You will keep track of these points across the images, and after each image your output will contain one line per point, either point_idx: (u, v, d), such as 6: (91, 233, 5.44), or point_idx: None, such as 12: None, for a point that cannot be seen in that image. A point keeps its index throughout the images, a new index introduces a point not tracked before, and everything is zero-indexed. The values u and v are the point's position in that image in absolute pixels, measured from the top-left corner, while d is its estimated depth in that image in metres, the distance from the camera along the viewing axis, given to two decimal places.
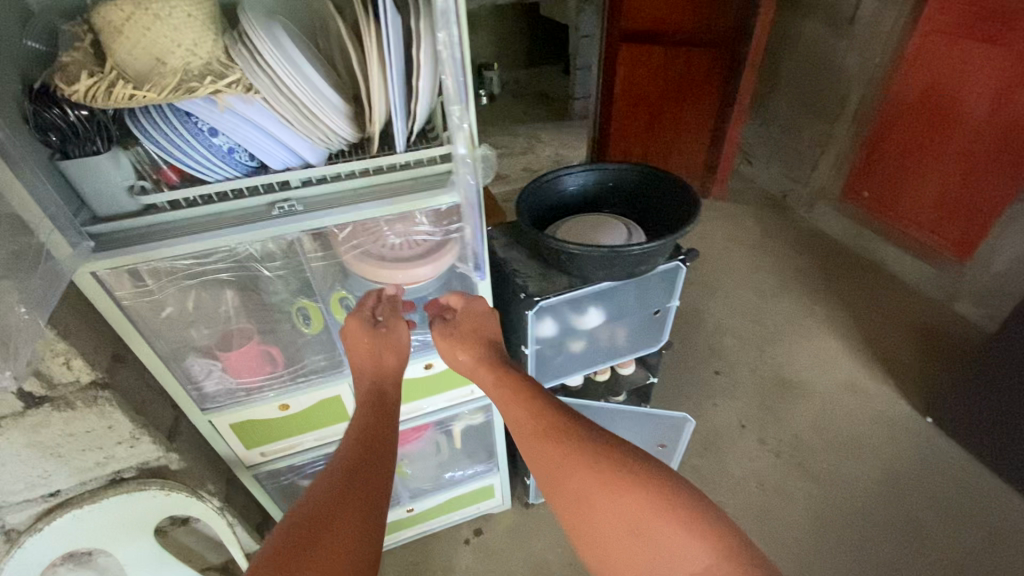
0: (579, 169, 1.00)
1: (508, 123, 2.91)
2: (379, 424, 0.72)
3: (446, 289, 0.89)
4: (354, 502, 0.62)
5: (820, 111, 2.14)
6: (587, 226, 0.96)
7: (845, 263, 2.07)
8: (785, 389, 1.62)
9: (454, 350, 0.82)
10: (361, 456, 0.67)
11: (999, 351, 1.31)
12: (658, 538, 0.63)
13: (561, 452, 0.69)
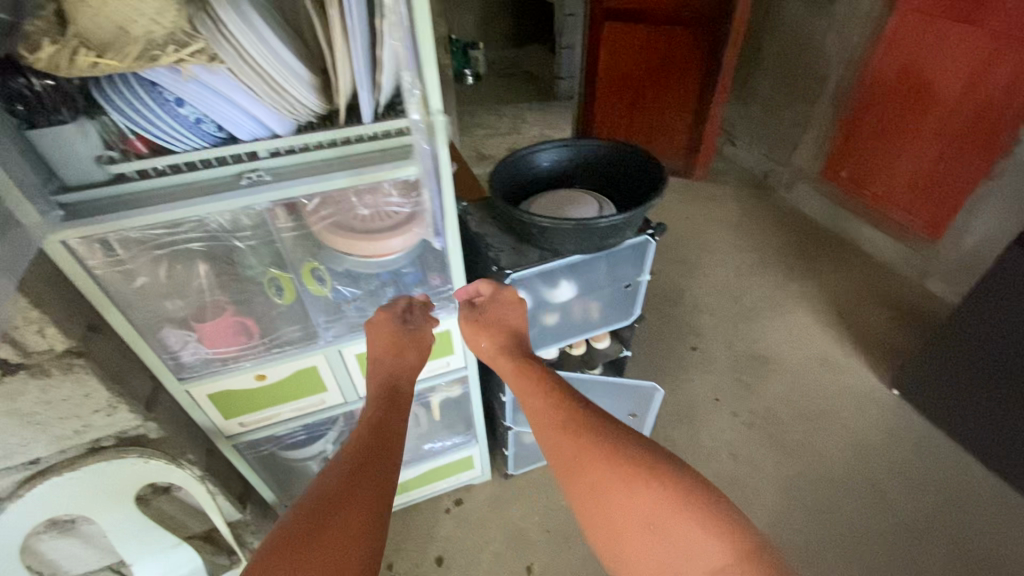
0: (552, 145, 1.01)
1: (492, 103, 2.90)
2: (389, 415, 0.76)
3: (420, 264, 0.88)
4: (365, 483, 0.66)
5: (800, 91, 2.16)
6: (558, 200, 0.98)
7: (822, 242, 2.11)
8: (759, 364, 1.67)
9: (475, 335, 0.85)
10: (372, 443, 0.72)
11: (961, 324, 1.36)
12: (675, 535, 0.66)
13: (578, 446, 0.72)
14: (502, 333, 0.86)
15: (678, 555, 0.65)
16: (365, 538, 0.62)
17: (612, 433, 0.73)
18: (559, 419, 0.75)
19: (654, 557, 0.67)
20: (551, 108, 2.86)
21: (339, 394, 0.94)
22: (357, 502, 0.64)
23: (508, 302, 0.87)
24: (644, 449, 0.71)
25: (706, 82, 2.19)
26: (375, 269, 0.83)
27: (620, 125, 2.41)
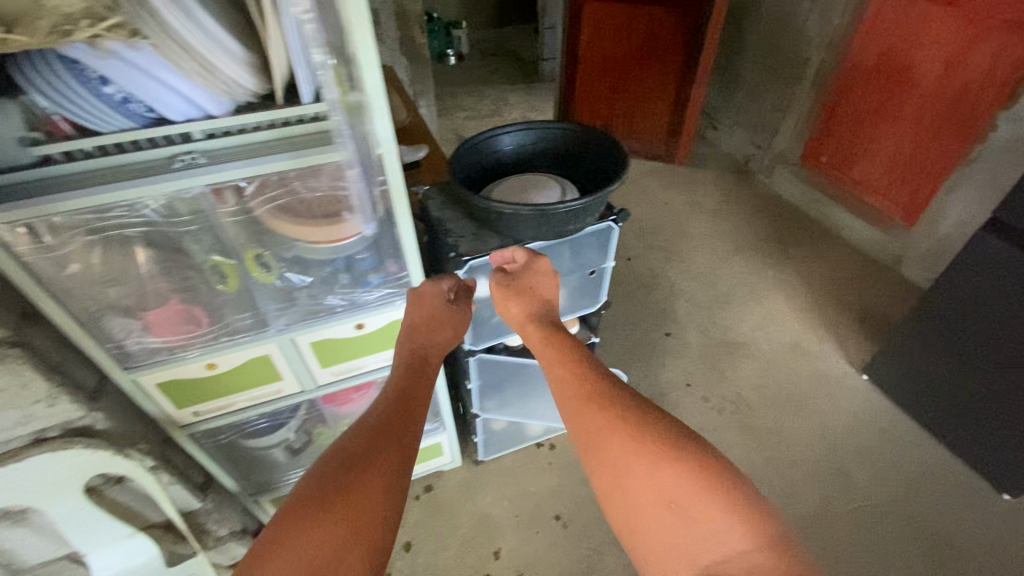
0: (514, 128, 1.00)
1: (473, 85, 2.84)
2: (413, 386, 0.78)
3: (375, 250, 0.84)
4: (387, 447, 0.69)
5: (782, 74, 2.13)
6: (520, 185, 0.97)
7: (799, 228, 2.11)
8: (732, 350, 1.67)
9: (506, 300, 0.88)
10: (393, 412, 0.73)
11: (931, 310, 1.37)
12: (694, 517, 0.64)
13: (601, 419, 0.71)
14: (533, 302, 0.88)
15: (698, 534, 0.63)
16: (385, 498, 0.65)
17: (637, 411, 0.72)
18: (585, 392, 0.75)
19: (672, 538, 0.65)
20: (533, 90, 2.81)
21: (296, 381, 0.92)
22: (377, 462, 0.67)
23: (539, 271, 0.89)
24: (670, 426, 0.69)
25: (688, 65, 2.17)
26: (328, 254, 0.80)
27: (601, 108, 2.37)
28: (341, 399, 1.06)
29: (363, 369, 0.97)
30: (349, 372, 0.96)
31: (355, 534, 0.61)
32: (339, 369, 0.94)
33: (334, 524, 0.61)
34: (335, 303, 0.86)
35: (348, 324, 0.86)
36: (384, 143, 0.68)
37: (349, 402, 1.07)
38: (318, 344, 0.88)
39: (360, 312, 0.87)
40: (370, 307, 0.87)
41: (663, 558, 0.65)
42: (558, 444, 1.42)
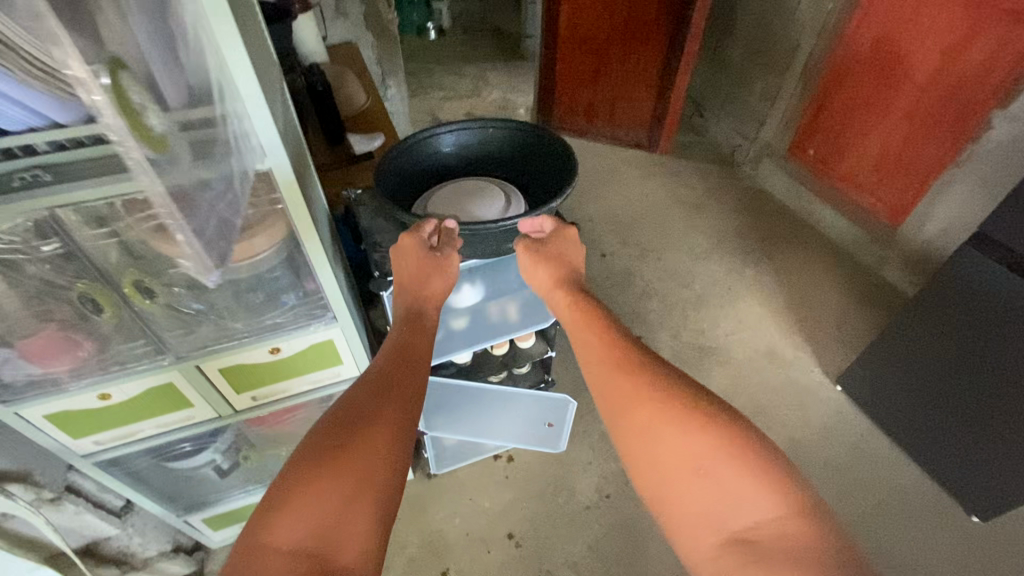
0: (452, 126, 0.93)
1: (452, 63, 2.69)
2: (412, 339, 0.79)
3: (286, 268, 0.75)
4: (389, 397, 0.70)
5: (771, 61, 2.01)
6: (459, 191, 0.90)
7: (783, 224, 2.01)
8: (704, 356, 1.61)
9: (533, 263, 0.86)
10: (393, 364, 0.75)
11: (910, 323, 1.30)
12: (725, 481, 0.63)
13: (628, 383, 0.72)
14: (561, 266, 0.87)
15: (725, 503, 0.62)
16: (391, 449, 0.65)
17: (662, 372, 0.72)
18: (613, 358, 0.75)
19: (698, 505, 0.63)
20: (513, 69, 2.66)
21: (210, 408, 0.84)
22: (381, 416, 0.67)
23: (565, 238, 0.89)
24: (694, 391, 0.70)
25: (674, 50, 2.06)
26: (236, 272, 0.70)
27: (581, 92, 2.25)
28: (271, 418, 0.97)
29: (287, 392, 0.90)
30: (272, 396, 0.88)
31: (366, 483, 0.62)
32: (259, 393, 0.86)
33: (345, 472, 0.61)
34: (240, 329, 0.77)
35: (261, 349, 0.77)
36: (276, 154, 0.60)
37: (280, 420, 0.99)
38: (229, 369, 0.79)
39: (274, 336, 0.78)
40: (284, 331, 0.78)
41: (682, 524, 0.64)
42: (516, 456, 1.35)
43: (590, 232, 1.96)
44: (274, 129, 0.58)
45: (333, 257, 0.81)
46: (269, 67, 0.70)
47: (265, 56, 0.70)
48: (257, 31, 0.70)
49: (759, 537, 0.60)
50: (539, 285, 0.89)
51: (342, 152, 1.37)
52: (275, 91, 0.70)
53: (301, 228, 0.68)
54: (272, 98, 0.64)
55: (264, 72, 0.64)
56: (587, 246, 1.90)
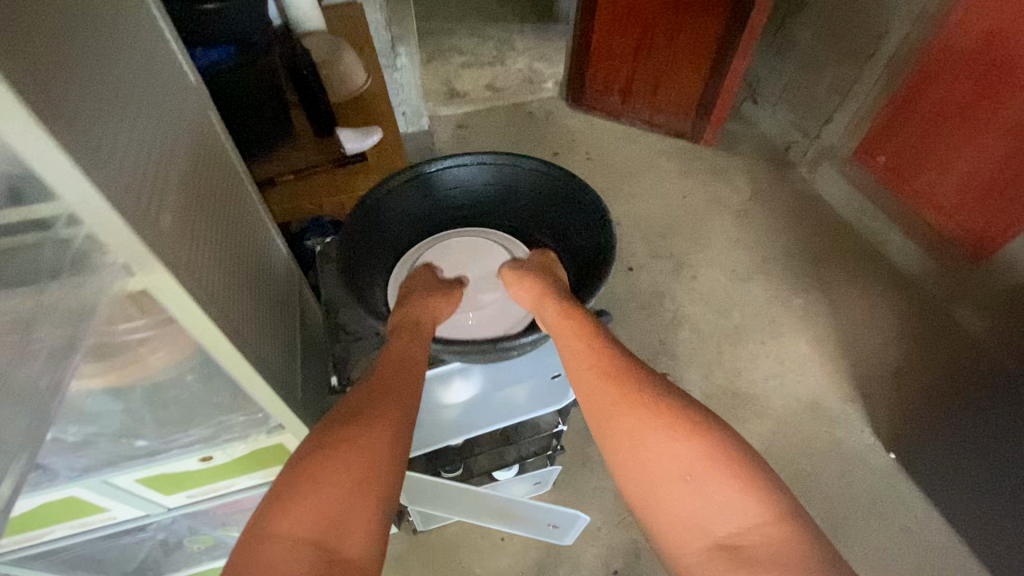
0: (473, 162, 0.91)
1: (473, 21, 2.36)
2: (411, 346, 0.75)
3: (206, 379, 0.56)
4: (388, 403, 0.67)
5: (848, 48, 1.67)
6: (464, 251, 0.94)
7: (841, 243, 1.74)
8: (738, 405, 1.42)
9: (519, 286, 0.84)
10: (393, 369, 0.71)
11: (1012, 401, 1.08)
12: (714, 489, 0.60)
13: (614, 388, 0.70)
14: (548, 281, 0.84)
15: (713, 507, 0.60)
16: (391, 448, 0.62)
17: (647, 378, 0.71)
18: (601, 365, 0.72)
19: (687, 512, 0.61)
20: (543, 33, 2.31)
21: (131, 511, 0.67)
22: (380, 415, 0.65)
23: (544, 264, 0.88)
24: (679, 398, 0.68)
25: (733, 29, 1.70)
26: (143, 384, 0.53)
27: (619, 70, 1.95)
28: (218, 514, 0.79)
29: (232, 489, 0.73)
30: (212, 492, 0.71)
31: (368, 482, 0.59)
32: (195, 492, 0.69)
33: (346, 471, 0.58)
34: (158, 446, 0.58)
35: (187, 462, 0.59)
36: (143, 266, 0.43)
37: (230, 516, 0.80)
38: (146, 479, 0.62)
39: (204, 448, 0.60)
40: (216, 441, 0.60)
41: (675, 532, 0.61)
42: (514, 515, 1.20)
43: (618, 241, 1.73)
44: (131, 236, 0.41)
45: (271, 355, 0.63)
46: (147, 119, 0.49)
47: (136, 103, 0.48)
48: (124, 62, 0.48)
49: (744, 543, 0.58)
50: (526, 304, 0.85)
51: (329, 149, 1.14)
52: (162, 154, 0.50)
53: (207, 345, 0.51)
54: (140, 178, 0.45)
55: (130, 137, 0.45)
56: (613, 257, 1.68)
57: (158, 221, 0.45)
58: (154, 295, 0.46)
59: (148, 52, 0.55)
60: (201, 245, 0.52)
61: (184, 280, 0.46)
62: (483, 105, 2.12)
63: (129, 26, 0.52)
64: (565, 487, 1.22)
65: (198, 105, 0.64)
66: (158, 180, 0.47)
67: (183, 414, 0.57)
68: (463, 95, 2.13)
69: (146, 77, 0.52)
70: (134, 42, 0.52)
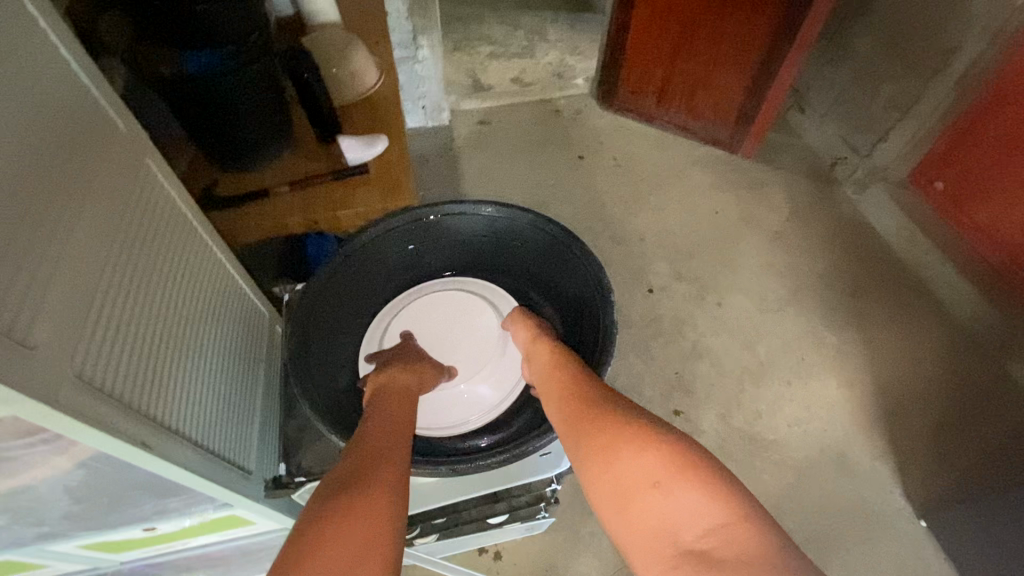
0: (482, 207, 0.86)
1: (501, 4, 2.19)
2: (398, 412, 0.70)
3: (128, 485, 0.46)
4: (383, 462, 0.61)
5: (911, 62, 1.49)
6: (456, 309, 0.87)
7: (884, 278, 1.57)
8: (755, 450, 1.33)
9: (519, 326, 0.82)
10: (382, 432, 0.66)
11: None
12: (682, 493, 0.56)
13: (596, 418, 0.66)
14: (540, 324, 0.81)
15: (680, 513, 0.56)
16: (395, 504, 0.56)
17: (628, 405, 0.67)
18: (582, 398, 0.69)
19: (659, 521, 0.56)
20: (577, 23, 2.13)
21: (78, 566, 0.63)
22: (377, 472, 0.59)
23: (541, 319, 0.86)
24: (653, 418, 0.65)
25: (782, 32, 1.51)
26: (47, 490, 0.43)
27: (654, 68, 1.77)
28: (176, 565, 0.73)
29: (188, 545, 0.67)
30: (167, 548, 0.66)
31: (377, 538, 0.52)
32: (147, 549, 0.64)
33: (345, 537, 0.51)
34: (89, 523, 0.52)
35: (127, 534, 0.54)
36: (10, 402, 0.32)
37: (190, 566, 0.75)
38: (89, 544, 0.57)
39: (146, 523, 0.54)
40: (154, 520, 0.54)
41: (648, 548, 0.56)
42: (503, 553, 1.13)
43: (638, 259, 1.62)
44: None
45: (207, 432, 0.56)
46: (15, 195, 0.38)
47: (1, 177, 0.37)
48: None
49: (709, 547, 0.53)
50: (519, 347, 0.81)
51: (332, 158, 1.06)
52: (41, 233, 0.39)
53: (120, 459, 0.41)
54: None
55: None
56: (632, 277, 1.58)
57: (21, 335, 0.35)
58: (37, 423, 0.35)
59: (32, 94, 0.43)
60: (102, 339, 0.42)
61: (72, 399, 0.36)
62: (508, 101, 1.96)
63: (3, 68, 0.40)
64: (560, 530, 1.14)
65: (115, 146, 0.52)
66: (22, 277, 0.36)
67: (105, 505, 0.49)
68: (488, 88, 1.97)
69: (24, 133, 0.41)
70: (8, 86, 0.41)
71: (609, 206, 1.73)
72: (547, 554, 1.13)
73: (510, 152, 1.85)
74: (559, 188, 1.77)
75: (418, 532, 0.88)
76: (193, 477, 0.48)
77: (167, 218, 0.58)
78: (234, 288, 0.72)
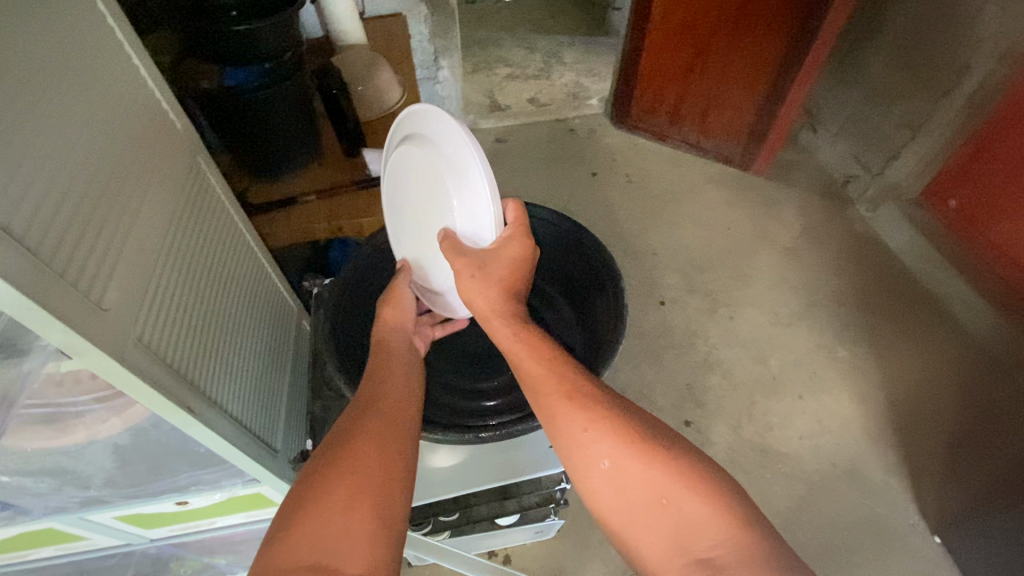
0: None
1: (522, 28, 2.28)
2: (390, 357, 0.69)
3: (172, 446, 0.52)
4: (382, 412, 0.60)
5: (923, 82, 1.52)
6: (431, 177, 0.72)
7: (896, 294, 1.58)
8: (766, 463, 1.33)
9: (467, 287, 0.69)
10: (380, 379, 0.65)
11: None
12: (687, 504, 0.57)
13: (583, 417, 0.62)
14: (512, 279, 0.70)
15: (686, 525, 0.57)
16: (396, 451, 0.57)
17: (611, 397, 0.65)
18: (570, 379, 0.65)
19: (665, 532, 0.58)
20: (593, 46, 2.21)
21: (111, 540, 0.66)
22: (374, 421, 0.59)
23: (511, 257, 0.69)
24: (649, 425, 0.64)
25: (794, 51, 1.54)
26: (100, 451, 0.49)
27: (668, 88, 1.82)
28: (200, 546, 0.77)
29: (212, 525, 0.71)
30: (193, 527, 0.70)
31: (386, 480, 0.55)
32: (177, 526, 0.68)
33: (339, 486, 0.53)
34: (134, 493, 0.57)
35: (164, 506, 0.58)
36: (84, 355, 0.37)
37: (213, 548, 0.78)
38: (125, 517, 0.61)
39: (179, 495, 0.58)
40: (191, 492, 0.58)
41: (653, 553, 0.58)
42: (512, 556, 1.15)
43: (650, 272, 1.64)
44: (63, 327, 0.34)
45: (243, 408, 0.60)
46: (99, 186, 0.44)
47: (88, 172, 0.43)
48: (63, 119, 0.42)
49: (716, 556, 0.55)
50: (483, 306, 0.70)
51: (356, 169, 1.12)
52: (116, 219, 0.45)
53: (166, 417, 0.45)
54: (79, 257, 0.39)
55: (60, 206, 0.39)
56: (644, 289, 1.60)
57: (98, 297, 0.39)
58: (102, 376, 0.39)
59: (106, 94, 0.49)
60: (159, 309, 0.47)
61: (132, 356, 0.40)
62: (526, 120, 2.02)
63: (82, 75, 0.46)
64: (569, 535, 1.16)
65: (172, 143, 0.58)
66: (101, 255, 0.41)
67: (150, 468, 0.54)
68: (506, 108, 2.04)
69: (103, 128, 0.46)
70: (87, 86, 0.46)
71: (623, 220, 1.77)
72: (555, 559, 1.14)
73: (527, 168, 1.90)
74: (574, 203, 1.81)
75: (429, 529, 0.91)
76: (228, 446, 0.52)
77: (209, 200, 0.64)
78: (266, 279, 0.78)
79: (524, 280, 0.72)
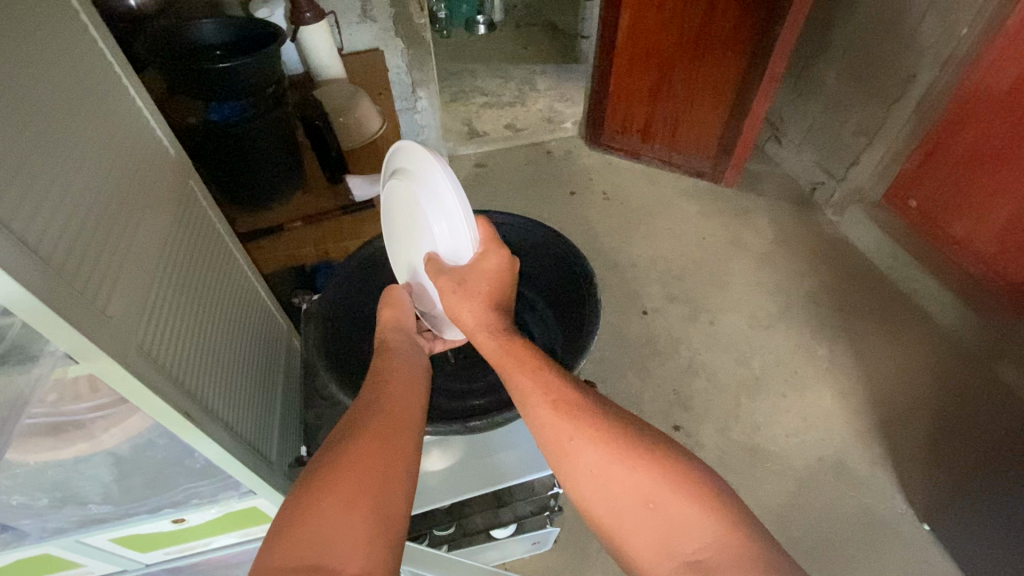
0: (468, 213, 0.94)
1: (496, 60, 2.38)
2: (388, 360, 0.71)
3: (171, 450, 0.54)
4: (383, 418, 0.62)
5: (874, 92, 1.61)
6: (410, 206, 0.77)
7: (867, 292, 1.64)
8: (755, 462, 1.36)
9: (453, 303, 0.73)
10: (383, 385, 0.67)
11: None
12: (674, 509, 0.58)
13: (569, 423, 0.64)
14: (495, 292, 0.74)
15: (674, 530, 0.58)
16: (394, 455, 0.59)
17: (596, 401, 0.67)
18: (557, 385, 0.67)
19: (652, 538, 0.59)
20: (566, 72, 2.30)
21: (107, 566, 0.67)
22: (375, 429, 0.60)
23: (492, 273, 0.74)
24: (634, 426, 0.65)
25: (752, 67, 1.62)
26: (100, 457, 0.52)
27: (637, 109, 1.91)
28: (193, 571, 0.77)
29: (208, 545, 0.71)
30: (187, 549, 0.70)
31: (385, 478, 0.56)
32: (171, 548, 0.68)
33: (336, 492, 0.54)
34: (131, 509, 0.58)
35: (162, 522, 0.59)
36: (91, 358, 0.39)
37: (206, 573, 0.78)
38: (120, 538, 0.61)
39: (175, 511, 0.59)
40: (189, 506, 0.60)
41: (645, 559, 0.59)
42: (512, 569, 1.15)
43: (632, 284, 1.69)
44: (72, 329, 0.37)
45: (238, 421, 0.62)
46: (99, 207, 0.47)
47: (90, 194, 0.46)
48: (68, 145, 0.45)
49: (705, 557, 0.56)
50: (469, 320, 0.74)
51: (340, 195, 1.15)
52: (116, 237, 0.47)
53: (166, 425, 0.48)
54: (85, 268, 0.42)
55: (68, 221, 0.42)
56: (627, 300, 1.64)
57: (103, 304, 0.42)
58: (106, 381, 0.42)
59: (105, 122, 0.52)
60: (157, 320, 0.50)
61: (134, 360, 0.43)
62: (504, 144, 2.09)
63: (84, 105, 0.50)
64: (567, 546, 1.16)
65: (166, 169, 0.62)
66: (104, 268, 0.44)
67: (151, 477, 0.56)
68: (483, 134, 2.10)
69: (104, 152, 0.50)
70: (89, 115, 0.50)
71: (602, 235, 1.82)
72: (553, 570, 1.14)
73: (506, 190, 1.96)
74: (554, 220, 1.87)
75: (427, 543, 0.92)
76: (225, 454, 0.54)
77: (199, 224, 0.67)
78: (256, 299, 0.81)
79: (504, 290, 0.76)
